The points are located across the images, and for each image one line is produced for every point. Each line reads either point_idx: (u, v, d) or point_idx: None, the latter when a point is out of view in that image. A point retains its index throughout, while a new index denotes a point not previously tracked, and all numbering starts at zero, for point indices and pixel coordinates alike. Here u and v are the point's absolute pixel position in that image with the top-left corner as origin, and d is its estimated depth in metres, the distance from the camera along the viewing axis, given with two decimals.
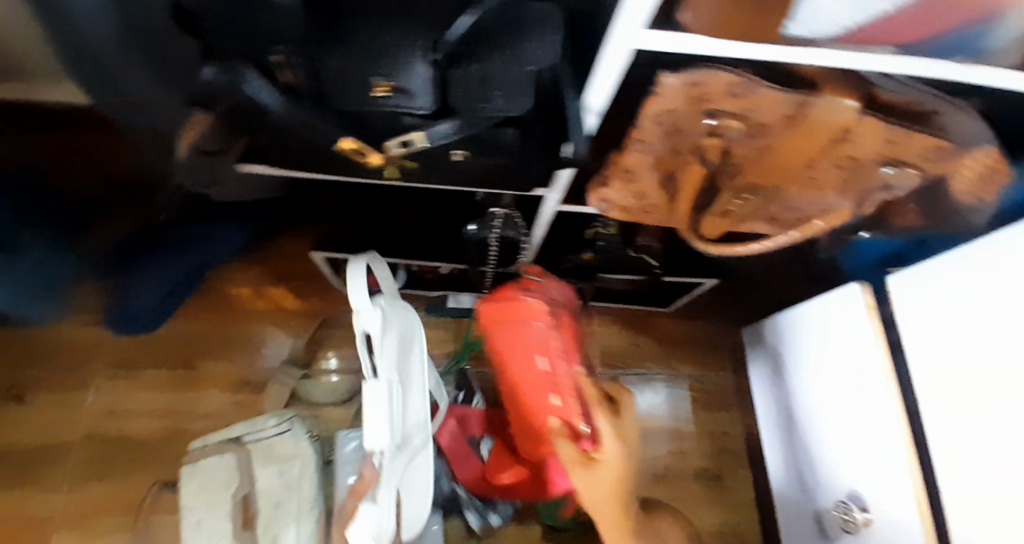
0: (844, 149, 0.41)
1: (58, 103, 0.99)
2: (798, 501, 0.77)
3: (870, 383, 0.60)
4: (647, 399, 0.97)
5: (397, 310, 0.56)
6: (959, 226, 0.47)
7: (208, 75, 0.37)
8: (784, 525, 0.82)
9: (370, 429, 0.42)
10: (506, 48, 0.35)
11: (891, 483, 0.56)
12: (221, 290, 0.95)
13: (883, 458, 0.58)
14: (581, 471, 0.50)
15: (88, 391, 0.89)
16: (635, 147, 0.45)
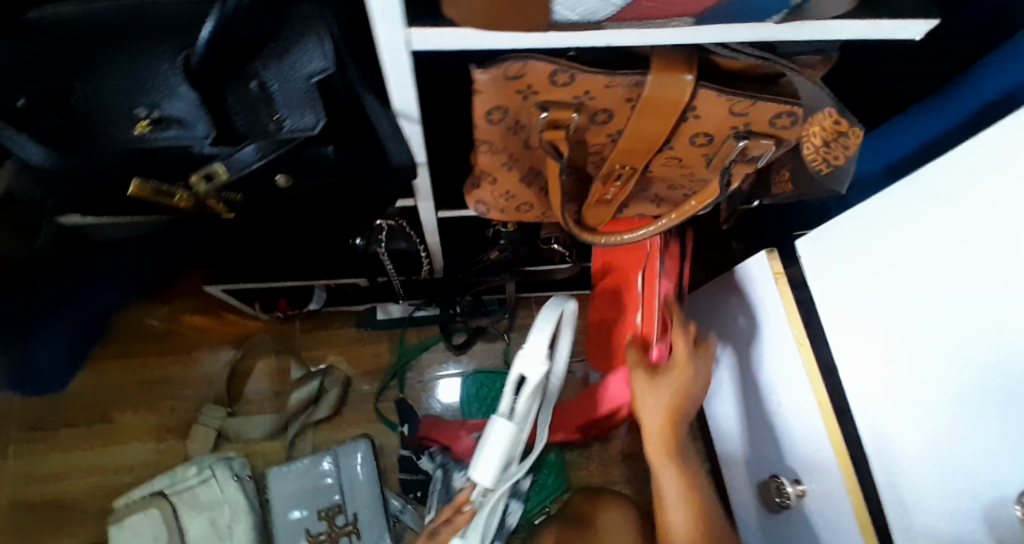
0: (692, 126, 0.38)
1: None
2: (739, 475, 0.73)
3: (784, 346, 0.55)
4: None
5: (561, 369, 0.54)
6: (834, 188, 0.44)
7: None
8: (730, 497, 0.78)
9: (480, 460, 0.44)
10: (276, 57, 0.30)
11: (818, 460, 0.52)
12: (128, 334, 0.88)
13: (806, 434, 0.53)
14: (643, 382, 0.49)
15: (0, 457, 0.82)
16: (481, 148, 0.41)
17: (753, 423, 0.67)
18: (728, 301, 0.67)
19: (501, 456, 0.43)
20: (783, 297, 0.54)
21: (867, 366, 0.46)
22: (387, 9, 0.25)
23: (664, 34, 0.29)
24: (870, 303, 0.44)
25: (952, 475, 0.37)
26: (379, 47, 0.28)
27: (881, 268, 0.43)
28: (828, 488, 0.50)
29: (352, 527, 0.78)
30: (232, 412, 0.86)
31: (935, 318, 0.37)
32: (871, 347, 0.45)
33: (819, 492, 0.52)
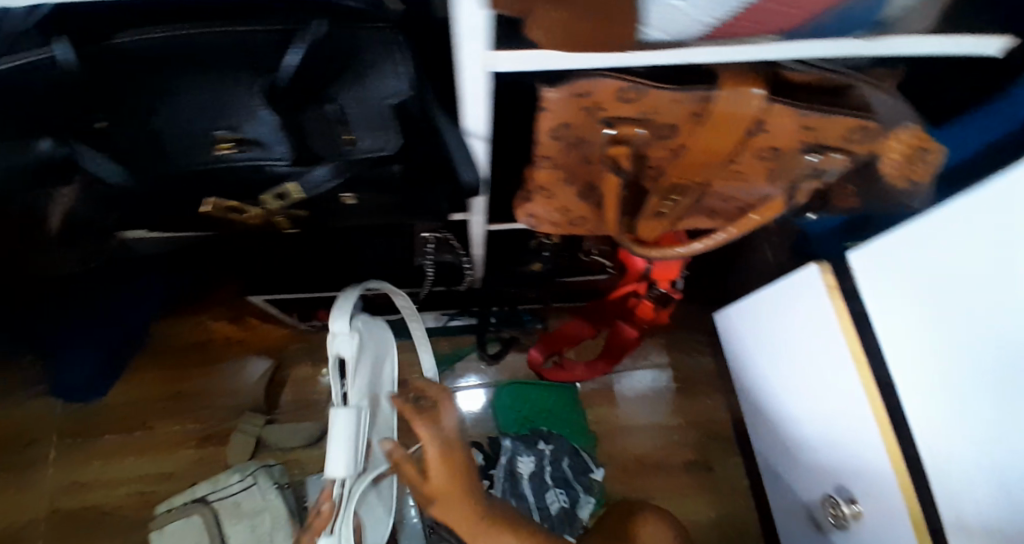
0: (759, 140, 0.37)
1: None
2: (786, 484, 0.74)
3: (837, 366, 0.55)
4: (634, 380, 0.94)
5: (376, 333, 0.57)
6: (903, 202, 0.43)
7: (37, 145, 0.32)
8: (775, 502, 0.79)
9: (333, 455, 0.43)
10: (355, 81, 0.31)
11: (878, 476, 0.52)
12: (172, 342, 0.91)
13: (861, 453, 0.54)
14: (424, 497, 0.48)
15: (42, 467, 0.83)
16: (540, 163, 0.41)
17: (802, 441, 0.67)
18: (766, 311, 0.67)
19: (350, 442, 0.43)
20: (839, 314, 0.52)
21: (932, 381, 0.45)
22: (475, 31, 0.25)
23: (743, 52, 0.29)
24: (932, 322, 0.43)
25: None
26: (462, 64, 0.28)
27: (935, 287, 0.42)
28: (886, 507, 0.51)
29: None
30: (270, 420, 0.87)
31: (995, 346, 0.37)
32: (938, 368, 0.44)
33: (880, 510, 0.53)
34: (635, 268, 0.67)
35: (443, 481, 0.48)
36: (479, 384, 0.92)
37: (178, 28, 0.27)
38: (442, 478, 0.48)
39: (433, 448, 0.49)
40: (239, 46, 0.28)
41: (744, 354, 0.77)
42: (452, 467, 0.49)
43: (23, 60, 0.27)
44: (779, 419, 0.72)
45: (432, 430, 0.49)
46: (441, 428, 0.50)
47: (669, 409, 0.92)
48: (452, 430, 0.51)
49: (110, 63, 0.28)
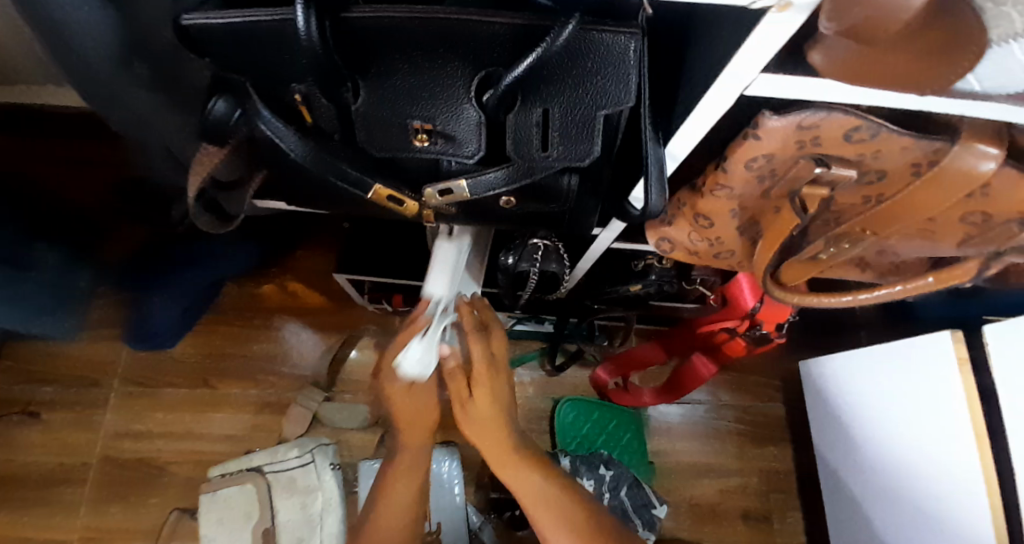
0: (978, 203, 0.34)
1: (52, 109, 0.89)
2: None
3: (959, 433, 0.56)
4: (678, 410, 0.91)
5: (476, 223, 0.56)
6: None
7: (211, 105, 0.34)
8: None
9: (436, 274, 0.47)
10: (574, 88, 0.28)
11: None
12: (240, 304, 0.90)
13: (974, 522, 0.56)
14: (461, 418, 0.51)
15: (102, 411, 0.84)
16: (716, 193, 0.38)
17: (898, 511, 0.67)
18: (876, 373, 0.66)
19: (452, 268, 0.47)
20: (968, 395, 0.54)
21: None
22: (760, 54, 0.22)
23: (1020, 110, 0.26)
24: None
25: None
26: (708, 92, 0.26)
27: None
28: None
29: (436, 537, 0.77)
30: (329, 398, 0.86)
31: None
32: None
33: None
34: (741, 306, 0.64)
35: (483, 417, 0.49)
36: None
37: (415, 7, 0.25)
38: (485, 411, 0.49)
39: (480, 384, 0.48)
40: (475, 37, 0.25)
41: (837, 402, 0.75)
42: (495, 393, 0.50)
43: (250, 18, 0.25)
44: (867, 473, 0.71)
45: (486, 357, 0.48)
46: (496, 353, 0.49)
47: (730, 450, 0.89)
48: (503, 356, 0.50)
49: (336, 35, 0.25)
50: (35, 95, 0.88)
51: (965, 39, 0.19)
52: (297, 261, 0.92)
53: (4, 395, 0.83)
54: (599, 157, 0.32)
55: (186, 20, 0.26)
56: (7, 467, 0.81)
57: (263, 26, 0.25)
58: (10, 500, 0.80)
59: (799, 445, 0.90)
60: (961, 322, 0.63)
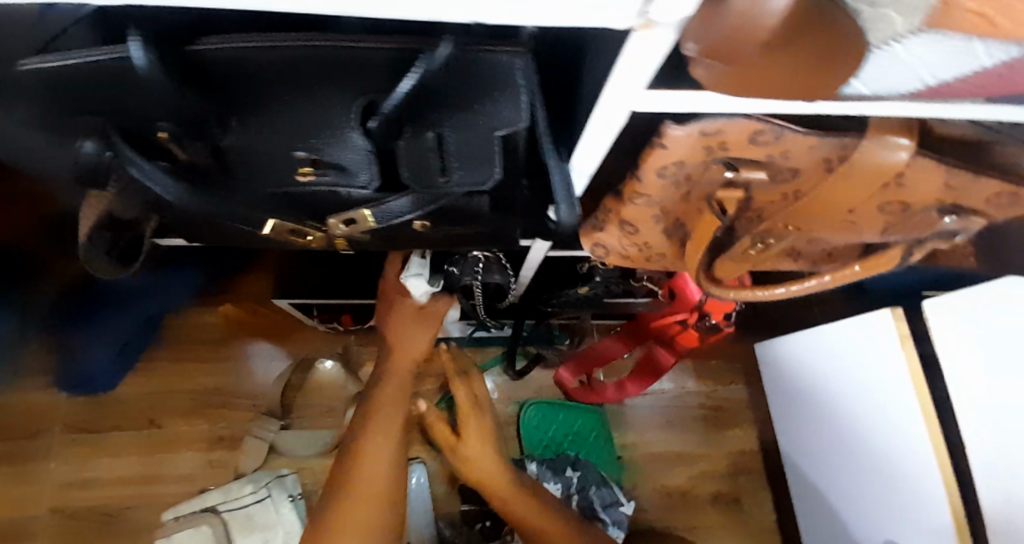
0: (891, 194, 0.34)
1: None
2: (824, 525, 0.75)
3: (901, 416, 0.56)
4: (646, 401, 0.91)
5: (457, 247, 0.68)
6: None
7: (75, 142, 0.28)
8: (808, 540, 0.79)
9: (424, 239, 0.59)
10: (467, 110, 0.26)
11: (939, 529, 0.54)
12: (185, 336, 0.86)
13: (920, 503, 0.56)
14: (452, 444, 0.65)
15: (42, 461, 0.78)
16: (634, 200, 0.37)
17: (851, 490, 0.68)
18: (825, 354, 0.67)
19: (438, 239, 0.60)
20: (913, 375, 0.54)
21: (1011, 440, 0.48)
22: (637, 74, 0.21)
23: (913, 108, 0.26)
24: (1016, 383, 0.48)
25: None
26: (598, 109, 0.25)
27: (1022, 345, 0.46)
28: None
29: None
30: (285, 425, 0.83)
31: None
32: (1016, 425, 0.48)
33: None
34: (688, 299, 0.65)
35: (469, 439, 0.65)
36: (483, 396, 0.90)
37: (269, 36, 0.22)
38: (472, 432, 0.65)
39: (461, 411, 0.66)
40: (346, 65, 0.23)
41: (794, 384, 0.76)
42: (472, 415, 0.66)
43: (87, 58, 0.22)
44: (823, 452, 0.73)
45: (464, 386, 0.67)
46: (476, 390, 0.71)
47: (696, 436, 0.90)
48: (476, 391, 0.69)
49: (189, 71, 0.23)
50: None
51: (846, 44, 0.18)
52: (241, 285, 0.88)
53: None
54: (507, 176, 0.31)
55: (21, 65, 0.23)
56: None
57: (102, 66, 0.22)
58: None
59: (763, 425, 0.91)
60: (904, 297, 0.64)
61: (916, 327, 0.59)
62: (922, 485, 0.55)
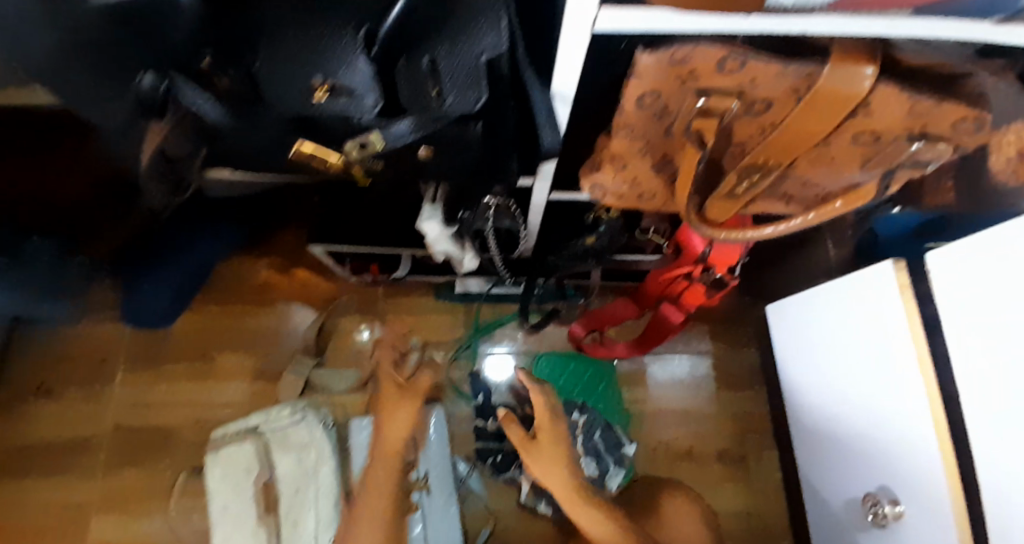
0: (860, 123, 0.36)
1: None
2: (820, 481, 0.76)
3: (900, 367, 0.56)
4: (665, 371, 0.94)
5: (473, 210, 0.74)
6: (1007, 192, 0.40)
7: (141, 81, 0.35)
8: (807, 497, 0.80)
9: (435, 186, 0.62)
10: (453, 35, 0.31)
11: (927, 502, 0.53)
12: (235, 280, 0.95)
13: (911, 457, 0.56)
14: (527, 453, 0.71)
15: (111, 385, 0.89)
16: (618, 134, 0.41)
17: (846, 446, 0.69)
18: (835, 311, 0.67)
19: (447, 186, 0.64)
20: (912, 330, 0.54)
21: (982, 404, 0.48)
22: None
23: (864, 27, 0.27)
24: (981, 348, 0.48)
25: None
26: (565, 25, 0.28)
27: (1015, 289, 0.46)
28: (936, 516, 0.52)
29: (425, 484, 0.80)
30: (319, 364, 0.92)
31: None
32: (984, 388, 0.48)
33: (922, 518, 0.54)
34: (693, 250, 0.66)
35: (546, 453, 0.71)
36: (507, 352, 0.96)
37: None
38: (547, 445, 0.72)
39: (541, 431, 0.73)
40: None
41: (802, 344, 0.77)
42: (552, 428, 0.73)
43: None
44: (825, 412, 0.73)
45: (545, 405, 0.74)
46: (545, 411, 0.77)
47: (707, 396, 0.92)
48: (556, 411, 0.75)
49: None
50: None
51: None
52: (281, 239, 0.97)
53: (17, 377, 0.88)
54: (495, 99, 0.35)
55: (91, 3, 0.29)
56: (24, 442, 0.86)
57: None
58: (29, 469, 0.85)
59: (771, 387, 0.93)
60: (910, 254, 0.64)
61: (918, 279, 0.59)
62: (909, 438, 0.56)
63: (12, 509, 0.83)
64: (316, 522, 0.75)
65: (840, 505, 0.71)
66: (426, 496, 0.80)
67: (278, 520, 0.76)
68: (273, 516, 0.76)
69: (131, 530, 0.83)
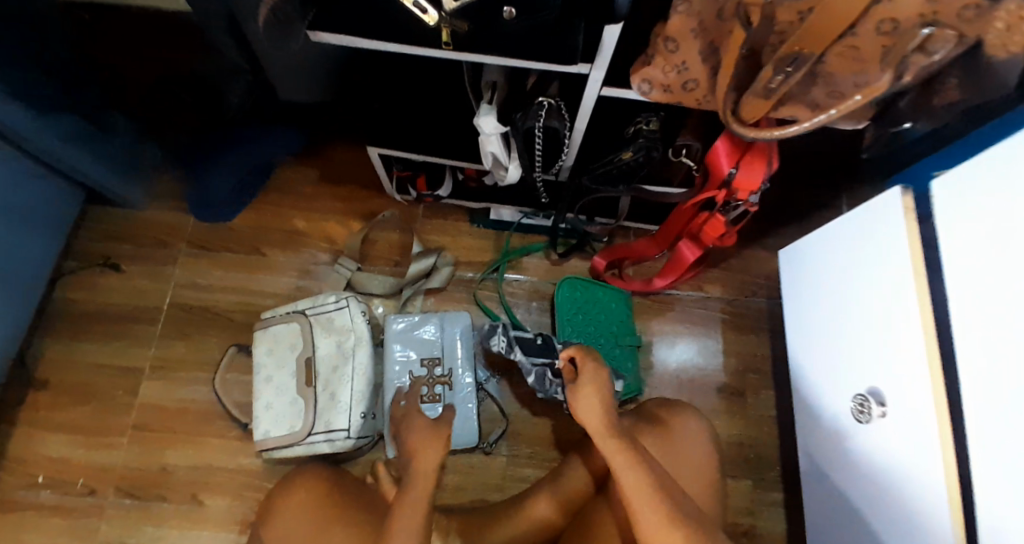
0: (884, 10, 0.42)
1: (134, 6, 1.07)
2: (812, 401, 0.83)
3: (898, 283, 0.61)
4: (675, 353, 0.98)
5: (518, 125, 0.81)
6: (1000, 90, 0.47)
7: None
8: (799, 418, 0.87)
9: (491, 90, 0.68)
10: None
11: (911, 440, 0.58)
12: (288, 185, 1.03)
13: (898, 376, 0.62)
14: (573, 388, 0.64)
15: (171, 266, 0.97)
16: (678, 9, 0.47)
17: (840, 371, 0.75)
18: (851, 243, 0.72)
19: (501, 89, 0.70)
20: (913, 246, 0.59)
21: (990, 401, 0.51)
22: None
23: None
24: (1003, 351, 0.49)
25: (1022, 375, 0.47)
26: None
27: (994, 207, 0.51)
28: (908, 424, 0.59)
29: (446, 380, 0.88)
30: (360, 268, 0.99)
31: None
32: (994, 385, 0.50)
33: (901, 427, 0.60)
34: (719, 174, 0.72)
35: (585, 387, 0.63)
36: (519, 276, 1.02)
37: None
38: (593, 387, 0.63)
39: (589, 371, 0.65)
40: None
41: (817, 282, 0.82)
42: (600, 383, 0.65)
43: None
44: (825, 344, 0.79)
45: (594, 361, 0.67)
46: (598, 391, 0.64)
47: (716, 335, 0.99)
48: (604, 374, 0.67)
49: None
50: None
51: None
52: (333, 153, 1.05)
53: (86, 250, 0.97)
54: None
55: None
56: (87, 307, 0.94)
57: None
58: (90, 332, 0.93)
59: (776, 334, 0.99)
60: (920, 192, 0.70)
61: (924, 207, 0.65)
62: (899, 353, 0.61)
63: (73, 363, 0.91)
64: (351, 395, 0.82)
65: (829, 417, 0.77)
66: (448, 391, 0.87)
67: (316, 392, 0.84)
68: (312, 388, 0.84)
69: (178, 395, 0.90)
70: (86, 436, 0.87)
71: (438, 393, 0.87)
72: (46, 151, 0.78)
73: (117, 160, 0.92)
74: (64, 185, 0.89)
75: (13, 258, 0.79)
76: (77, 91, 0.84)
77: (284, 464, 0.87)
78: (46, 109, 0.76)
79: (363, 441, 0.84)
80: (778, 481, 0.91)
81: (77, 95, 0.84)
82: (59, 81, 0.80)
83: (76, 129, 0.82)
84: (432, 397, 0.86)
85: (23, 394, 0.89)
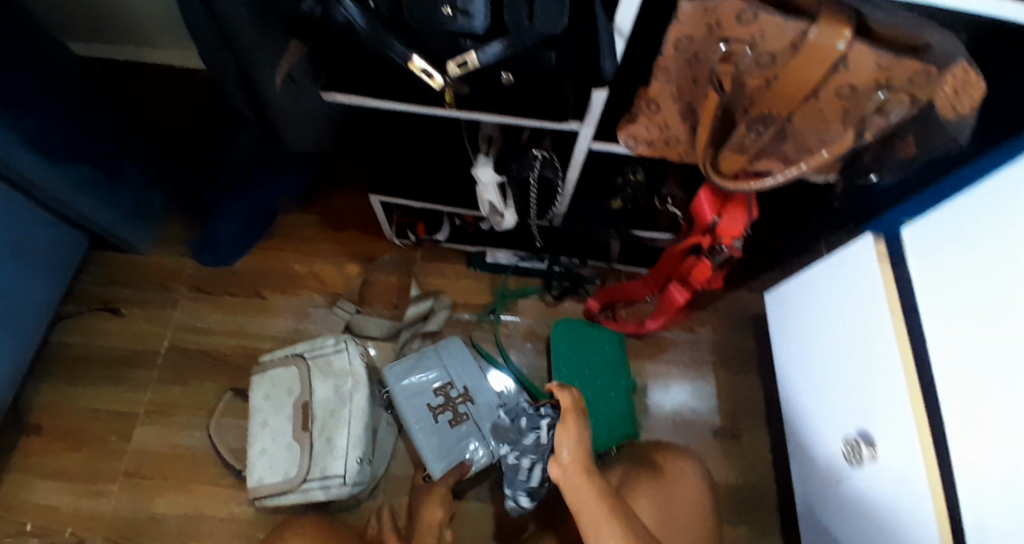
0: (841, 77, 0.47)
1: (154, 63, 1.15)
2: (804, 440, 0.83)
3: (875, 322, 0.64)
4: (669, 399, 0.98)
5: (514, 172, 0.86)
6: (950, 145, 0.52)
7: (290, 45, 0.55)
8: (792, 458, 0.88)
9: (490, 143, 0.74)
10: None
11: (899, 480, 0.58)
12: (291, 230, 1.07)
13: (882, 414, 0.63)
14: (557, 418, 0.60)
15: (172, 309, 0.99)
16: (658, 75, 0.53)
17: (828, 410, 0.76)
18: (829, 287, 0.76)
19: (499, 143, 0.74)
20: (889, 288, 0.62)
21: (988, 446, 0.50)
22: None
23: None
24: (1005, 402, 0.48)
25: (997, 409, 0.49)
26: None
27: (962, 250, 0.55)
28: (894, 462, 0.60)
29: (466, 397, 0.90)
30: (358, 311, 1.01)
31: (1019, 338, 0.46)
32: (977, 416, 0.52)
33: (889, 467, 0.61)
34: (702, 221, 0.75)
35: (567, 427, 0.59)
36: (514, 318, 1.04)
37: None
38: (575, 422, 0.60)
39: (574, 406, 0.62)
40: None
41: (802, 323, 0.85)
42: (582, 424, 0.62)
43: None
44: (812, 383, 0.81)
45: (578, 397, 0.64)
46: (577, 437, 0.59)
47: (710, 376, 1.00)
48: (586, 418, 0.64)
49: None
50: (138, 54, 1.14)
51: None
52: (336, 199, 1.09)
53: (91, 293, 0.99)
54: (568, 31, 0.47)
55: None
56: (86, 350, 0.95)
57: None
58: (88, 375, 0.93)
59: (766, 374, 1.00)
60: None
61: (895, 251, 0.69)
62: (881, 391, 0.63)
63: (67, 408, 0.90)
64: (347, 439, 0.81)
65: (822, 457, 0.77)
66: (472, 405, 0.89)
67: (312, 437, 0.83)
68: (308, 433, 0.83)
69: (172, 440, 0.89)
70: (75, 483, 0.85)
71: (464, 412, 0.88)
72: (54, 197, 0.80)
73: (130, 206, 0.96)
74: (67, 227, 0.91)
75: (16, 300, 0.81)
76: (98, 141, 0.87)
77: (275, 512, 0.85)
78: (60, 155, 0.78)
79: (360, 487, 0.82)
80: (777, 525, 0.90)
81: (97, 146, 0.87)
82: (82, 131, 0.83)
83: (91, 175, 0.85)
84: (457, 420, 0.87)
85: (14, 439, 0.88)
